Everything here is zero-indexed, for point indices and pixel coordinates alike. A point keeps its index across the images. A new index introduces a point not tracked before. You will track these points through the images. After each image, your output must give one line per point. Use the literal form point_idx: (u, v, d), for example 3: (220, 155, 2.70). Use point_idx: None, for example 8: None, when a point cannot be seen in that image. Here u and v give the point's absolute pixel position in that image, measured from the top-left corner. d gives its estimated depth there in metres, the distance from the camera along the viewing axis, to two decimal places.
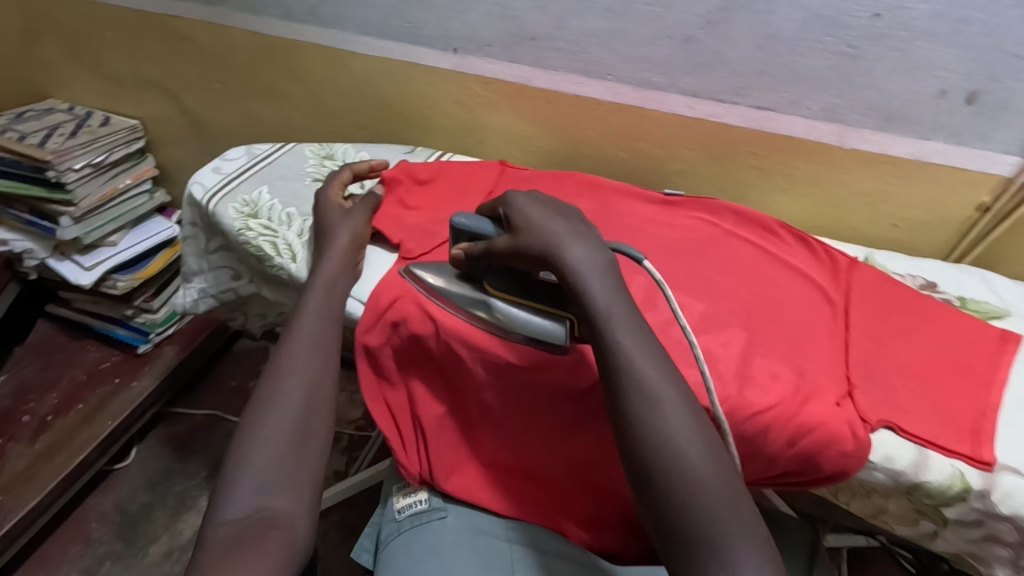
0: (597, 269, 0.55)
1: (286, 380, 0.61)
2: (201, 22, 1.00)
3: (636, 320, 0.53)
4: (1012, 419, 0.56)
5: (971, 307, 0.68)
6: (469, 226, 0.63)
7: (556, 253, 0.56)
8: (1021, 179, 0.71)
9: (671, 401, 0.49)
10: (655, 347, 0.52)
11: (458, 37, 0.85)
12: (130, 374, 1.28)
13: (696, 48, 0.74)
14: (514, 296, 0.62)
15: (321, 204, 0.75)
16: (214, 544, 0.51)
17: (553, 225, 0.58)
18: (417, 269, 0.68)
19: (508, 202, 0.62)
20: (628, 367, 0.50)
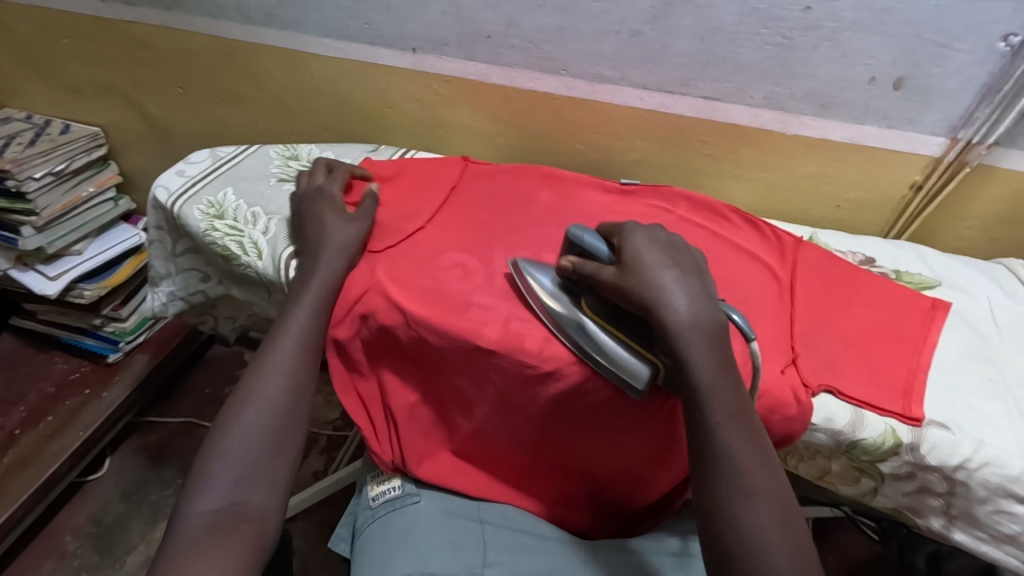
0: (700, 330, 0.55)
1: (269, 374, 0.63)
2: (160, 27, 1.00)
3: (738, 404, 0.54)
4: (939, 379, 0.61)
5: (906, 280, 0.73)
6: (585, 243, 0.62)
7: (661, 308, 0.56)
8: (948, 158, 0.76)
9: (768, 498, 0.51)
10: (756, 442, 0.53)
11: (415, 37, 0.87)
12: (100, 384, 1.27)
13: (643, 42, 0.77)
14: (609, 324, 0.61)
15: (322, 207, 0.73)
16: (187, 535, 0.53)
17: (665, 277, 0.57)
18: (530, 270, 0.65)
19: (628, 236, 0.62)
20: (733, 465, 0.52)
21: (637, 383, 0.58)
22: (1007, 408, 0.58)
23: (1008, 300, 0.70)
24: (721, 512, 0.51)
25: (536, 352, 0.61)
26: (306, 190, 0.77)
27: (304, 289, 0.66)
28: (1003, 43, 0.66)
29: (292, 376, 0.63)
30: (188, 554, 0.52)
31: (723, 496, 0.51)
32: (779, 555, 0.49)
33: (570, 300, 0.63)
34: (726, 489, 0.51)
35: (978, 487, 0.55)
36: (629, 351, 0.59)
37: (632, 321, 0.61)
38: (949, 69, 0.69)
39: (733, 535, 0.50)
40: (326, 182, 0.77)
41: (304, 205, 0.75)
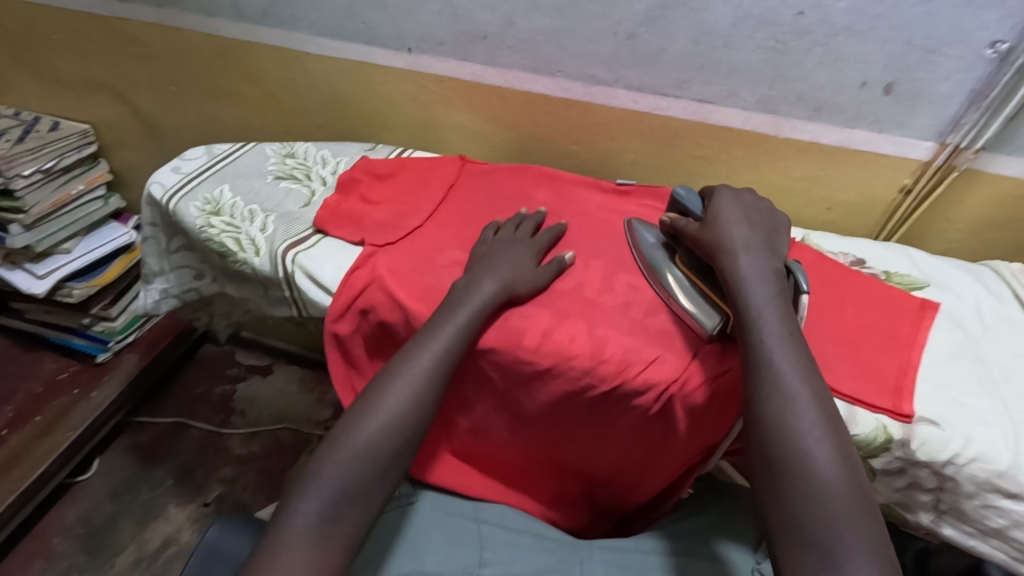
0: (759, 274, 0.59)
1: (394, 385, 0.59)
2: (153, 24, 1.00)
3: (789, 326, 0.56)
4: (929, 377, 0.62)
5: (896, 280, 0.74)
6: (683, 201, 0.69)
7: (726, 254, 0.60)
8: (937, 162, 0.78)
9: (808, 404, 0.53)
10: (801, 355, 0.55)
11: (411, 37, 0.87)
12: (90, 384, 1.26)
13: (639, 45, 0.78)
14: (694, 274, 0.65)
15: (508, 258, 0.67)
16: (292, 534, 0.52)
17: (735, 230, 0.62)
18: (640, 226, 0.71)
19: (718, 196, 0.67)
20: (775, 373, 0.53)
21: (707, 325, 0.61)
22: (994, 405, 0.60)
23: (994, 301, 0.72)
24: (763, 418, 0.53)
25: (536, 343, 0.62)
26: (492, 241, 0.70)
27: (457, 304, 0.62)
28: (991, 50, 0.68)
29: (417, 389, 0.58)
30: (288, 554, 0.51)
31: (767, 404, 0.53)
32: (821, 461, 0.50)
33: (665, 253, 0.68)
34: (767, 395, 0.53)
35: (967, 482, 0.57)
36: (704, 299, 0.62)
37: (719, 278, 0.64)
38: (939, 75, 0.71)
39: (773, 438, 0.52)
40: (527, 236, 0.71)
41: (492, 249, 0.69)
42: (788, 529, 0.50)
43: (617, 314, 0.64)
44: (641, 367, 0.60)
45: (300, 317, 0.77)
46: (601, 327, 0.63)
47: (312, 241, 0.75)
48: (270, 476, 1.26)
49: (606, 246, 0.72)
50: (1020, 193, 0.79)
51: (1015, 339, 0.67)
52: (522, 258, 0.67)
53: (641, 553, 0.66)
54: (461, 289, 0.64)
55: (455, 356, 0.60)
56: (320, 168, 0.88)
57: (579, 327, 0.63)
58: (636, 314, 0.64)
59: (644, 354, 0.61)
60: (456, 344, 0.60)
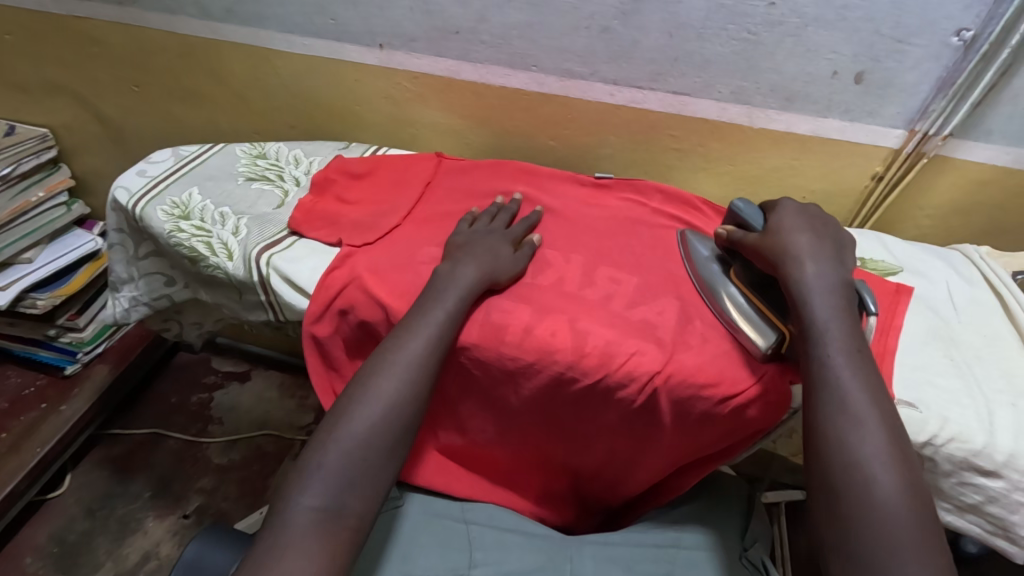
0: (824, 283, 0.58)
1: (388, 370, 0.57)
2: (114, 24, 0.96)
3: (853, 341, 0.55)
4: (904, 360, 0.63)
5: (871, 266, 0.75)
6: (743, 213, 0.66)
7: (790, 263, 0.59)
8: (906, 149, 0.79)
9: (876, 430, 0.51)
10: (869, 379, 0.53)
11: (383, 33, 0.86)
12: (58, 398, 1.21)
13: (613, 38, 0.78)
14: (749, 290, 0.63)
15: (490, 247, 0.67)
16: (294, 530, 0.50)
17: (800, 241, 0.61)
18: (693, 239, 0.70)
19: (779, 208, 0.66)
20: (842, 395, 0.52)
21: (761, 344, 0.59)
22: (967, 385, 0.61)
23: (965, 283, 0.74)
24: (827, 440, 0.52)
25: (516, 334, 0.61)
26: (471, 232, 0.70)
27: (440, 302, 0.61)
28: (956, 38, 0.69)
29: (411, 374, 0.57)
30: (290, 553, 0.49)
31: (832, 426, 0.52)
32: (886, 489, 0.49)
33: (721, 267, 0.66)
34: (831, 417, 0.52)
35: (944, 461, 0.58)
36: (761, 316, 0.60)
37: (777, 293, 0.62)
38: (907, 64, 0.72)
39: (836, 462, 0.51)
40: (502, 227, 0.71)
41: (472, 240, 0.68)
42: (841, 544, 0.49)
43: (599, 307, 0.64)
44: (624, 359, 0.60)
45: (277, 322, 0.74)
46: (582, 320, 0.62)
47: (287, 243, 0.73)
48: (252, 485, 1.24)
49: (586, 241, 0.72)
50: (987, 178, 0.81)
51: (987, 322, 0.69)
52: (501, 248, 0.67)
53: (630, 547, 0.66)
54: (441, 280, 0.63)
55: (440, 350, 0.59)
56: (293, 168, 0.86)
57: (561, 322, 0.62)
58: (617, 306, 0.64)
59: (625, 346, 0.60)
60: (439, 339, 0.59)
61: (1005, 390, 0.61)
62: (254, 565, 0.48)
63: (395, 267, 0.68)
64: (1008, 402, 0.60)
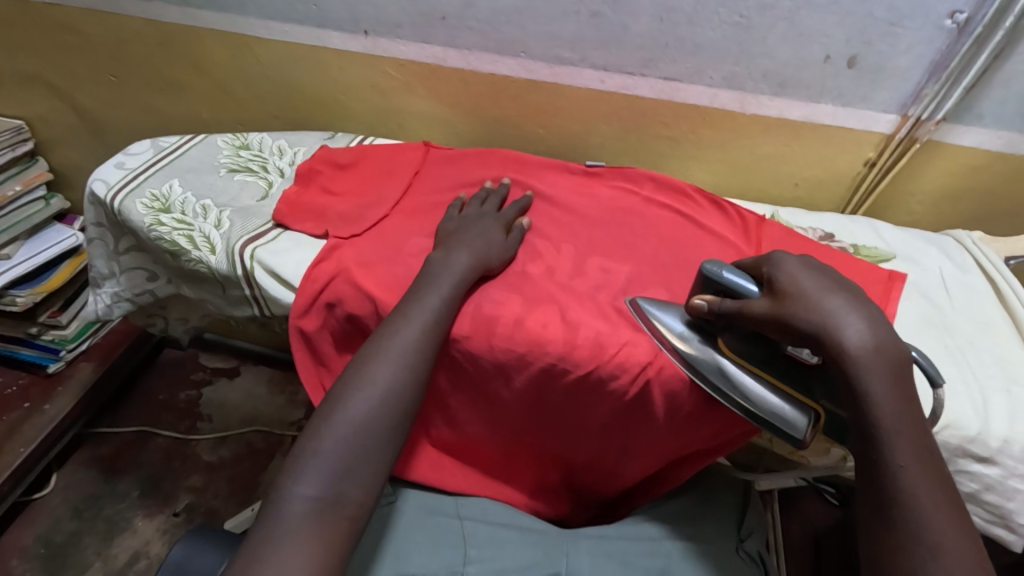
0: (880, 360, 0.49)
1: (385, 355, 0.56)
2: (88, 11, 0.93)
3: (922, 443, 0.48)
4: None
5: (864, 253, 0.75)
6: (727, 278, 0.55)
7: (832, 338, 0.50)
8: (899, 135, 0.78)
9: (962, 561, 0.45)
10: (946, 493, 0.47)
11: (367, 19, 0.83)
12: (41, 397, 1.18)
13: (602, 23, 0.77)
14: (752, 365, 0.55)
15: (479, 231, 0.66)
16: (290, 522, 0.48)
17: (829, 305, 0.51)
18: (652, 309, 0.60)
19: (777, 265, 0.55)
20: (919, 516, 0.46)
21: (796, 433, 0.53)
22: (962, 372, 0.61)
23: (957, 270, 0.73)
24: (903, 569, 0.45)
25: (510, 327, 0.60)
26: (458, 217, 0.69)
27: (431, 294, 0.60)
28: (949, 21, 0.68)
29: (408, 359, 0.56)
30: (287, 544, 0.47)
31: (910, 553, 0.45)
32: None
33: (705, 341, 0.57)
34: (908, 541, 0.46)
35: (939, 449, 0.58)
36: (781, 397, 0.54)
37: (782, 361, 0.55)
38: (899, 48, 0.71)
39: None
40: (493, 210, 0.70)
41: (460, 226, 0.67)
42: None
43: (591, 297, 0.63)
44: (617, 349, 0.59)
45: (263, 317, 0.73)
46: (574, 310, 0.61)
47: (272, 235, 0.71)
48: (242, 483, 1.22)
49: (577, 230, 0.71)
50: (979, 163, 0.80)
51: (980, 308, 0.68)
52: (491, 234, 0.66)
53: (627, 541, 0.65)
54: (433, 268, 0.62)
55: (435, 340, 0.57)
56: (277, 159, 0.84)
57: (553, 313, 0.61)
58: (608, 297, 0.64)
59: (617, 337, 0.59)
60: (433, 328, 0.57)
61: (998, 375, 0.61)
62: (248, 556, 0.47)
63: (383, 259, 0.67)
64: (1002, 387, 0.60)
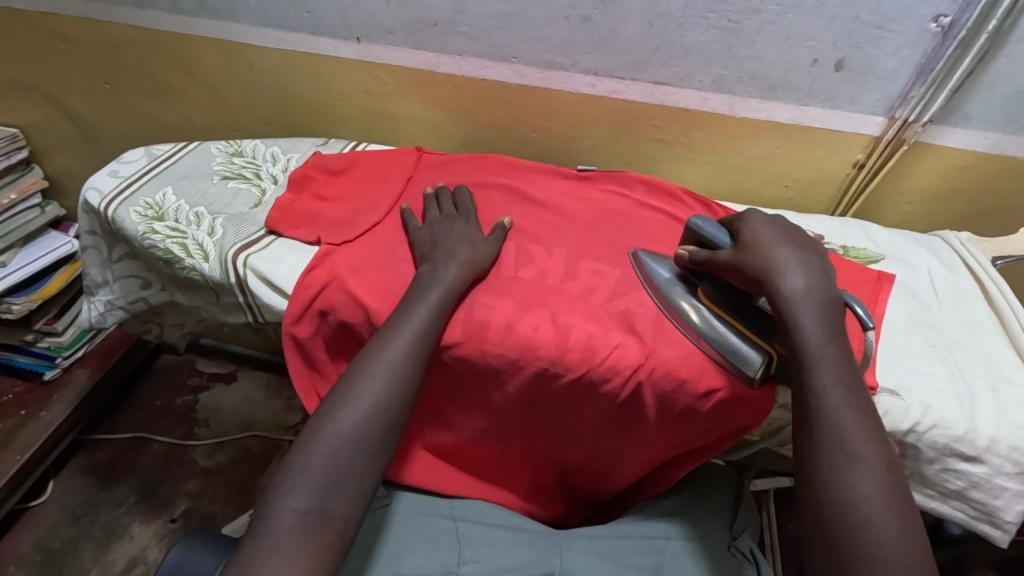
0: (813, 298, 0.54)
1: (372, 368, 0.56)
2: (82, 19, 0.94)
3: (846, 367, 0.52)
4: (887, 347, 0.64)
5: (853, 254, 0.75)
6: (706, 231, 0.62)
7: (773, 279, 0.55)
8: (887, 136, 0.79)
9: (872, 466, 0.48)
10: (868, 415, 0.50)
11: (360, 26, 0.84)
12: (38, 405, 1.18)
13: (593, 28, 0.77)
14: (723, 310, 0.60)
15: (462, 235, 0.67)
16: (278, 536, 0.49)
17: (779, 252, 0.57)
18: (649, 259, 0.66)
19: (746, 220, 0.61)
20: (836, 427, 0.50)
21: (747, 370, 0.56)
22: (949, 371, 0.62)
23: (945, 270, 0.74)
24: (820, 473, 0.49)
25: (500, 331, 0.60)
26: (440, 220, 0.70)
27: (422, 299, 0.60)
28: (934, 24, 0.69)
29: (396, 373, 0.56)
30: (273, 559, 0.48)
31: (826, 459, 0.49)
32: (883, 530, 0.46)
33: (686, 289, 0.62)
34: (825, 449, 0.49)
35: (927, 448, 0.58)
36: (742, 339, 0.58)
37: (753, 311, 0.60)
38: (886, 50, 0.72)
39: (828, 497, 0.48)
40: (454, 210, 0.71)
41: (444, 230, 0.68)
42: (820, 542, 0.48)
43: (581, 300, 0.64)
44: (608, 352, 0.59)
45: (257, 324, 0.73)
46: (565, 314, 0.62)
47: (265, 242, 0.72)
48: (239, 488, 1.22)
49: (568, 234, 0.72)
50: (965, 163, 0.81)
51: (968, 307, 0.69)
52: (470, 236, 0.67)
53: (621, 539, 0.66)
54: (424, 277, 0.62)
55: (424, 350, 0.58)
56: (270, 166, 0.85)
57: (544, 316, 0.62)
58: (599, 300, 0.64)
59: (608, 340, 0.60)
60: (423, 338, 0.58)
61: (984, 374, 0.62)
62: (238, 567, 0.47)
63: (374, 266, 0.67)
64: (989, 386, 0.60)
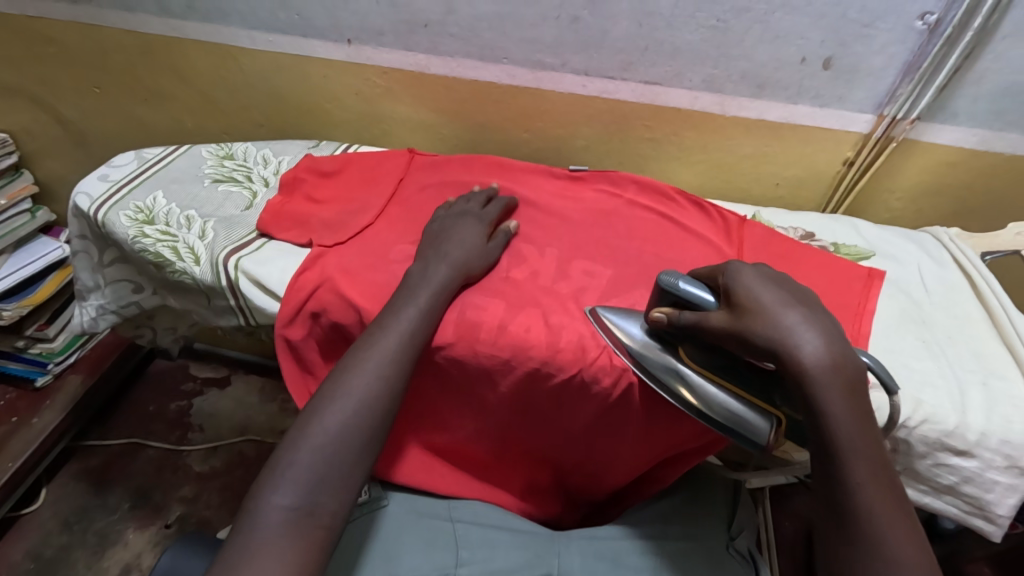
0: (839, 376, 0.47)
1: (360, 368, 0.56)
2: (71, 23, 0.93)
3: (879, 458, 0.46)
4: (878, 344, 0.64)
5: (844, 251, 0.76)
6: (686, 288, 0.54)
7: (789, 353, 0.48)
8: (876, 134, 0.80)
9: (916, 574, 0.44)
10: (903, 511, 0.46)
11: (350, 28, 0.84)
12: (29, 411, 1.17)
13: (582, 28, 0.77)
14: (712, 373, 0.54)
15: (464, 234, 0.67)
16: (267, 534, 0.48)
17: (786, 317, 0.49)
18: (614, 318, 0.60)
19: (734, 274, 0.54)
20: (876, 533, 0.45)
21: (758, 438, 0.52)
22: (939, 367, 0.62)
23: (935, 265, 0.74)
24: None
25: (491, 330, 0.60)
26: (447, 217, 0.70)
27: (411, 299, 0.60)
28: (920, 22, 0.69)
29: (386, 371, 0.56)
30: (261, 555, 0.47)
31: (866, 567, 0.44)
32: None
33: (667, 352, 0.56)
34: (865, 560, 0.44)
35: (918, 443, 0.59)
36: (743, 404, 0.53)
37: (746, 371, 0.54)
38: (873, 48, 0.72)
39: None
40: (477, 208, 0.71)
41: (451, 229, 0.68)
42: None
43: (574, 299, 0.64)
44: (599, 351, 0.59)
45: (249, 327, 0.73)
46: (556, 313, 0.62)
47: (256, 244, 0.72)
48: (234, 492, 1.22)
49: (560, 234, 0.72)
50: (953, 160, 0.82)
51: (959, 304, 0.69)
52: (466, 236, 0.67)
53: (618, 540, 0.66)
54: (415, 277, 0.62)
55: (414, 349, 0.58)
56: (261, 169, 0.85)
57: (536, 316, 0.62)
58: (591, 298, 0.64)
59: (599, 337, 0.60)
60: (412, 338, 0.58)
61: (976, 369, 0.62)
62: (227, 566, 0.47)
63: (366, 267, 0.67)
64: (979, 381, 0.61)
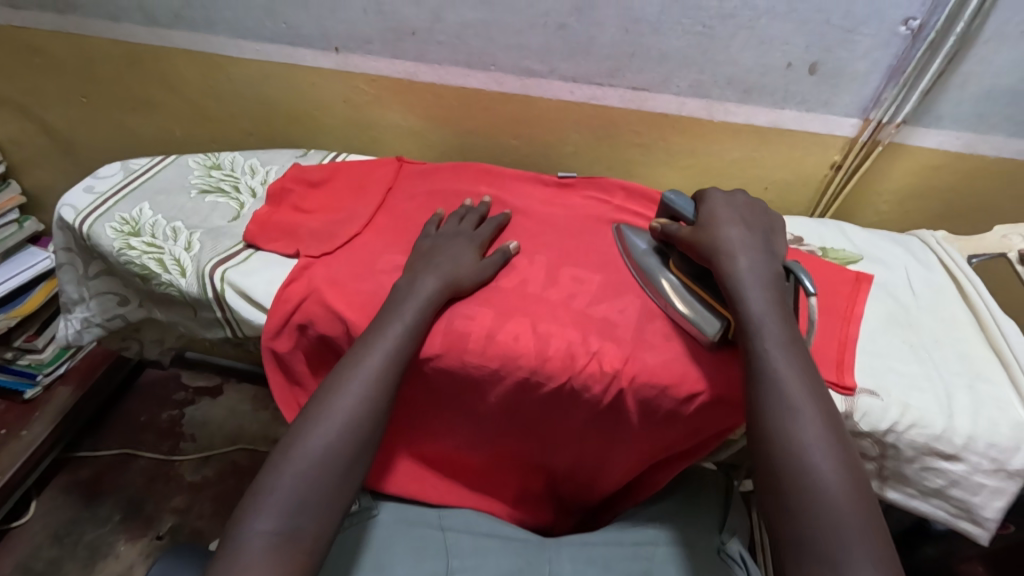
0: (756, 274, 0.57)
1: (345, 389, 0.56)
2: (57, 33, 0.93)
3: (790, 337, 0.54)
4: (865, 347, 0.64)
5: (832, 255, 0.76)
6: (677, 204, 0.66)
7: (722, 256, 0.59)
8: (862, 138, 0.80)
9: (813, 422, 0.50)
10: (812, 381, 0.53)
11: (337, 36, 0.84)
12: (18, 423, 1.16)
13: (569, 34, 0.77)
14: (692, 281, 0.62)
15: (455, 249, 0.66)
16: (249, 558, 0.48)
17: (730, 230, 0.61)
18: (632, 233, 0.70)
19: (706, 199, 0.65)
20: (783, 391, 0.52)
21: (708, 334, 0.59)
22: (926, 370, 0.62)
23: (922, 268, 0.75)
24: (771, 437, 0.50)
25: (479, 342, 0.60)
26: (434, 236, 0.70)
27: (397, 313, 0.60)
28: (904, 27, 0.69)
29: (372, 390, 0.56)
30: None
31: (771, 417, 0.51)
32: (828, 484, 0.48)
33: (659, 260, 0.66)
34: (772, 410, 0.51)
35: (907, 447, 0.59)
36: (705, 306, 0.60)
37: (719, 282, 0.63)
38: (858, 53, 0.73)
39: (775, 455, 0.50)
40: (470, 228, 0.70)
41: (441, 244, 0.68)
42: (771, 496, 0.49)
43: (563, 306, 0.64)
44: (587, 359, 0.59)
45: (236, 338, 0.72)
46: (543, 322, 0.62)
47: (243, 256, 0.71)
48: (226, 502, 1.21)
49: (549, 241, 0.71)
50: (938, 162, 0.82)
51: (946, 307, 0.70)
52: (455, 249, 0.66)
53: (610, 547, 0.65)
54: (403, 289, 0.62)
55: (400, 363, 0.57)
56: (249, 178, 0.84)
57: (524, 325, 0.62)
58: (579, 304, 0.64)
59: (587, 346, 0.60)
60: (398, 353, 0.57)
61: (962, 372, 0.62)
62: None
63: (354, 278, 0.66)
64: (966, 383, 0.61)
